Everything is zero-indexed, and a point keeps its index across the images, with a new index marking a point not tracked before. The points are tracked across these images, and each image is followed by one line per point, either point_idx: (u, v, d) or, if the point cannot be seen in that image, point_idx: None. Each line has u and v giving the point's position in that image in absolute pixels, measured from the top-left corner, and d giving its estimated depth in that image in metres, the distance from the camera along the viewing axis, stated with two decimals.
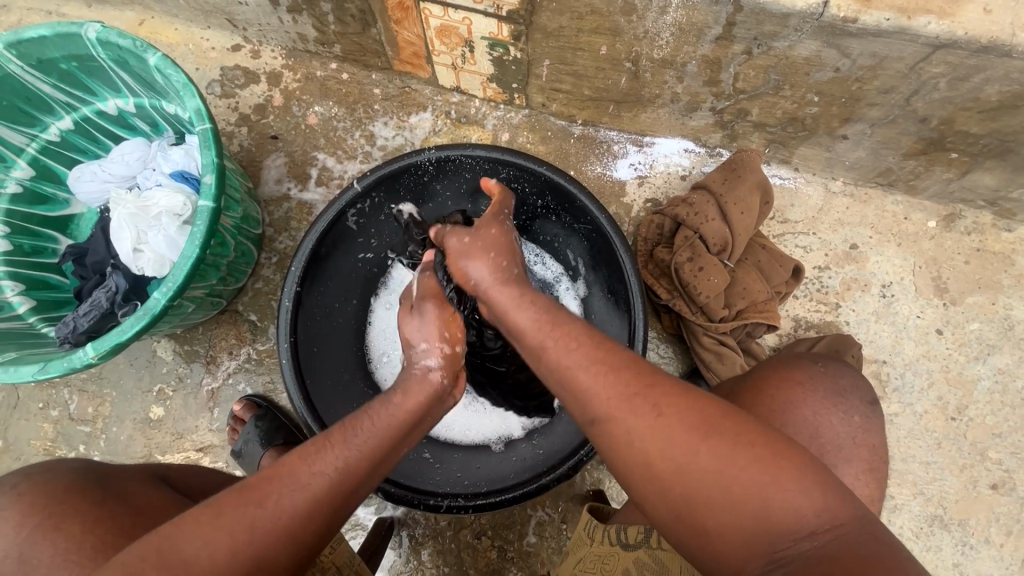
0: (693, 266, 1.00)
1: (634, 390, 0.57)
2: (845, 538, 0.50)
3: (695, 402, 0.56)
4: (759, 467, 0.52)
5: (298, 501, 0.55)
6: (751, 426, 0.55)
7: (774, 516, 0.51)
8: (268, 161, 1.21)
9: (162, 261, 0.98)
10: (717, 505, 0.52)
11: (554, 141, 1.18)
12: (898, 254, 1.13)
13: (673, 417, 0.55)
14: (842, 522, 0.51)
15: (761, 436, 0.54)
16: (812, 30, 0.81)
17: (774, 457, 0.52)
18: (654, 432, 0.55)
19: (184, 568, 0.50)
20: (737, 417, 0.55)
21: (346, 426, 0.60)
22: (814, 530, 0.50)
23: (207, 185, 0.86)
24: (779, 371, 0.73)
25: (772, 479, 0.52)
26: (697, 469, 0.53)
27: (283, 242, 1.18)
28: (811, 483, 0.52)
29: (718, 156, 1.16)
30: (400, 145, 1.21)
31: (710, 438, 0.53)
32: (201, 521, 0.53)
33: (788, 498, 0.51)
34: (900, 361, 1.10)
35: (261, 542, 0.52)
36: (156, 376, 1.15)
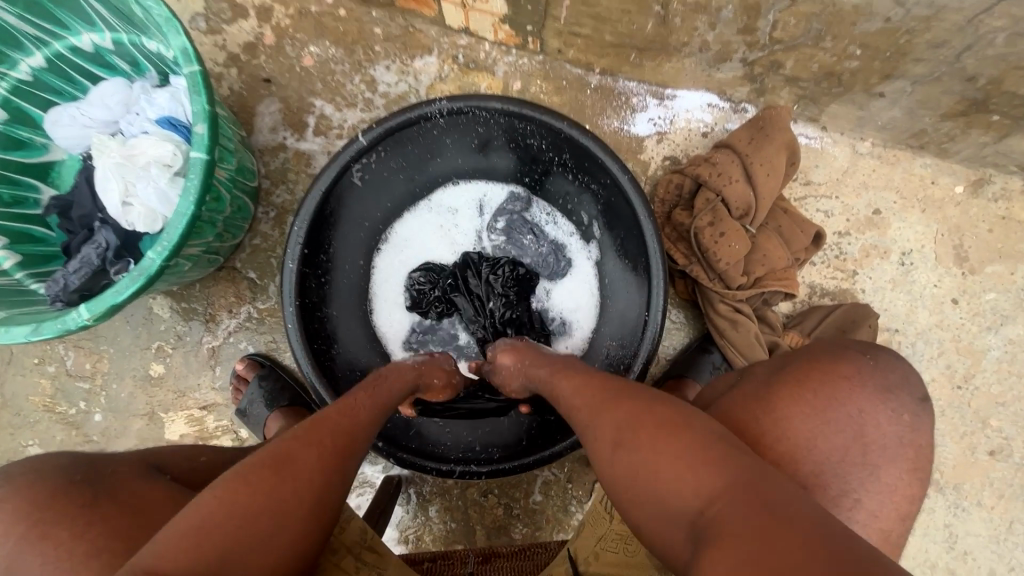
0: (713, 231, 0.94)
1: (580, 402, 0.69)
2: (732, 509, 0.49)
3: (615, 412, 0.64)
4: (658, 461, 0.56)
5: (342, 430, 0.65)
6: (667, 422, 0.59)
7: (678, 503, 0.53)
8: (261, 107, 1.13)
9: (153, 216, 0.92)
10: (637, 499, 0.57)
11: (568, 92, 1.11)
12: (921, 221, 1.10)
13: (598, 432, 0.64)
14: (728, 498, 0.50)
15: (663, 432, 0.58)
16: None
17: (668, 452, 0.55)
18: (591, 443, 0.65)
19: (282, 489, 0.55)
20: (650, 416, 0.60)
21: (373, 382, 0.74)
22: (710, 509, 0.51)
23: (198, 135, 0.79)
24: (823, 362, 0.64)
25: (669, 473, 0.55)
26: (616, 473, 0.60)
27: (281, 196, 1.12)
28: (701, 463, 0.53)
29: (742, 113, 1.10)
30: (403, 92, 1.13)
31: (621, 445, 0.60)
32: (281, 451, 0.58)
33: (684, 486, 0.53)
34: (913, 330, 1.09)
35: (340, 469, 0.61)
36: (154, 333, 1.12)
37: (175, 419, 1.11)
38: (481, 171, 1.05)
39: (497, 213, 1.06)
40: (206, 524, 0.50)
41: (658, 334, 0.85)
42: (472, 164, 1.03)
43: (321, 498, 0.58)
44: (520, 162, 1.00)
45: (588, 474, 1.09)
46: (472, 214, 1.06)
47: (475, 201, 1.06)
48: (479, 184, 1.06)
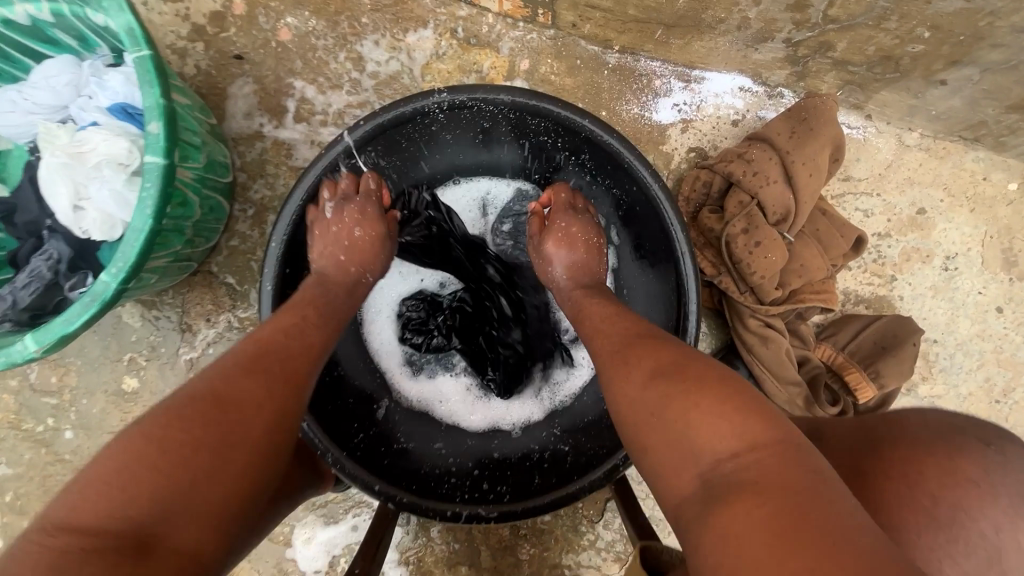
0: (747, 239, 0.84)
1: (613, 338, 0.65)
2: (767, 462, 0.46)
3: (645, 352, 0.60)
4: (689, 400, 0.52)
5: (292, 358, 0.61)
6: (706, 375, 0.54)
7: (700, 447, 0.50)
8: (233, 88, 0.99)
9: (110, 222, 0.81)
10: (654, 439, 0.53)
11: (583, 72, 0.98)
12: (969, 222, 1.00)
13: (626, 367, 0.60)
14: (762, 449, 0.47)
15: (698, 376, 0.54)
16: None
17: (702, 396, 0.52)
18: (615, 377, 0.61)
19: (215, 426, 0.51)
20: (690, 364, 0.56)
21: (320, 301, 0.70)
22: (736, 456, 0.48)
23: (153, 134, 0.67)
24: (948, 474, 0.47)
25: (697, 416, 0.51)
26: (639, 408, 0.56)
27: (259, 191, 1.00)
28: (737, 420, 0.49)
29: (778, 98, 0.97)
30: (395, 71, 0.99)
31: (651, 382, 0.56)
32: (213, 383, 0.53)
33: (716, 430, 0.49)
34: (952, 341, 1.01)
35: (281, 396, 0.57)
36: (125, 344, 1.01)
37: None
38: (485, 168, 0.93)
39: (502, 214, 0.94)
40: (132, 466, 0.46)
41: None
42: (475, 160, 0.90)
43: (269, 430, 0.54)
44: (528, 158, 0.89)
45: (600, 492, 1.03)
46: (475, 215, 0.95)
47: (478, 201, 0.95)
48: (482, 181, 0.94)
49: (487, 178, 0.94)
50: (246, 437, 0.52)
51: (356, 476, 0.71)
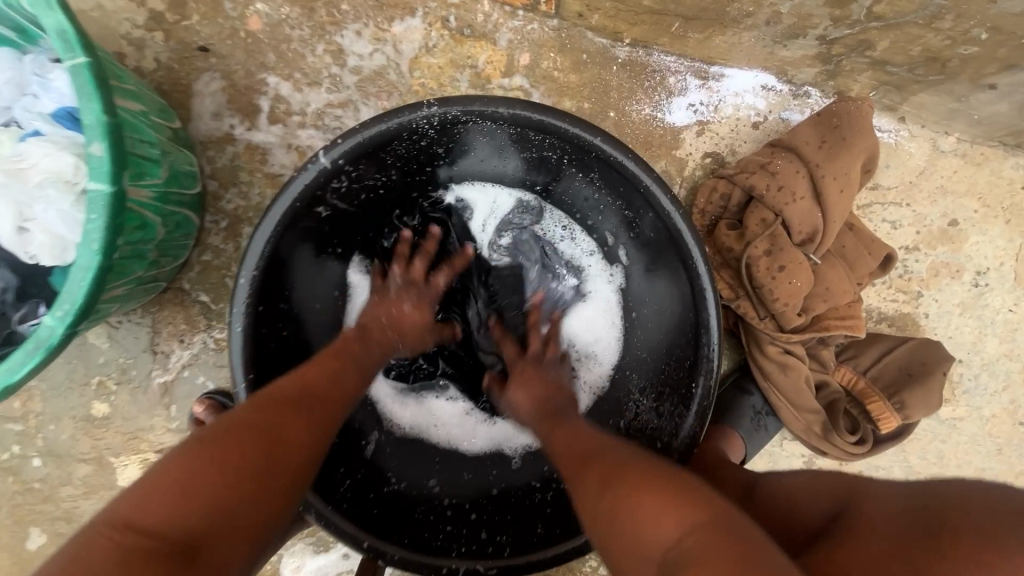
0: (770, 263, 0.77)
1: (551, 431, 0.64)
2: (707, 538, 0.43)
3: (585, 449, 0.59)
4: (628, 492, 0.50)
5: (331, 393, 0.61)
6: (639, 468, 0.53)
7: (649, 540, 0.47)
8: (198, 85, 0.89)
9: (60, 244, 0.71)
10: (608, 538, 0.50)
11: (590, 68, 0.88)
12: (1003, 235, 0.93)
13: (572, 465, 0.58)
14: (701, 530, 0.44)
15: (634, 468, 0.53)
16: None
17: (639, 487, 0.50)
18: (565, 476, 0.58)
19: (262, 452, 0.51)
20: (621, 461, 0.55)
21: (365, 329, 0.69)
22: (680, 540, 0.45)
23: (95, 157, 0.57)
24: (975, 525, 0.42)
25: (638, 507, 0.49)
26: (587, 508, 0.53)
27: (232, 201, 0.90)
28: (674, 510, 0.47)
29: (803, 97, 0.88)
30: (380, 66, 0.89)
31: (593, 477, 0.54)
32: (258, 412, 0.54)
33: (656, 521, 0.47)
34: (978, 361, 0.95)
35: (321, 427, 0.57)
36: (92, 367, 0.94)
37: (128, 463, 0.96)
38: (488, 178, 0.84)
39: (502, 226, 0.86)
40: (182, 485, 0.46)
41: (700, 411, 0.65)
42: (473, 170, 0.81)
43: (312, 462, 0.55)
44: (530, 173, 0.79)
45: None
46: (474, 228, 0.86)
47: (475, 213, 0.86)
48: (488, 188, 0.85)
49: (485, 188, 0.85)
50: (282, 472, 0.52)
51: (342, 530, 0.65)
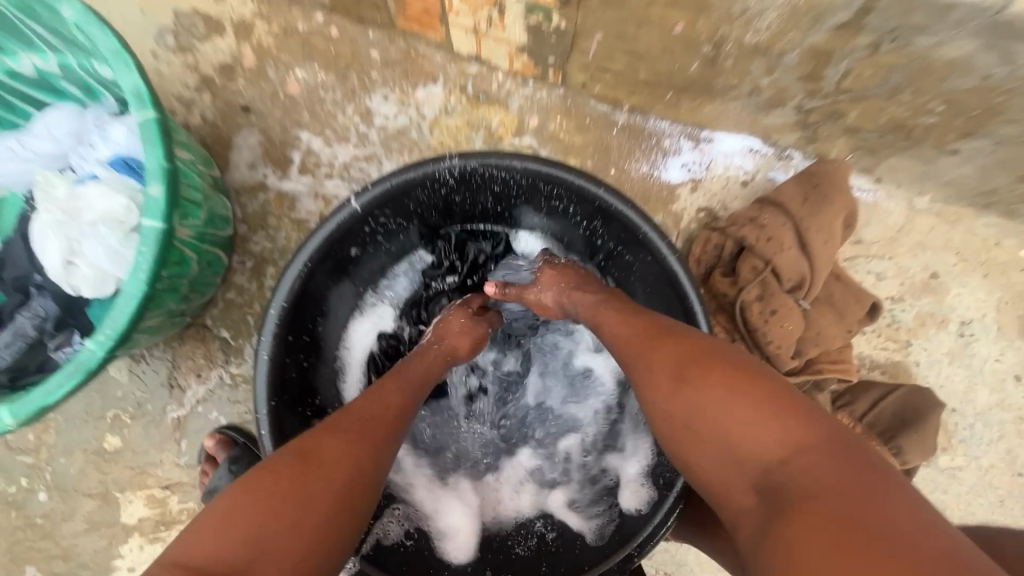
0: (763, 308, 0.83)
1: (630, 342, 0.63)
2: (813, 458, 0.46)
3: (671, 345, 0.59)
4: (729, 394, 0.52)
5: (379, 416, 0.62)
6: (733, 368, 0.54)
7: (747, 453, 0.50)
8: (238, 139, 0.98)
9: (103, 279, 0.77)
10: (699, 451, 0.54)
11: (592, 131, 0.97)
12: (983, 287, 0.98)
13: (651, 367, 0.59)
14: (806, 447, 0.47)
15: (722, 368, 0.54)
16: (976, 27, 0.59)
17: (732, 395, 0.52)
18: (643, 386, 0.60)
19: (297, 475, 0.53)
20: (714, 353, 0.56)
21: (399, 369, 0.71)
22: (782, 458, 0.48)
23: (153, 197, 0.65)
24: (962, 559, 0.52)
25: (734, 419, 0.51)
26: (675, 412, 0.56)
27: (260, 243, 0.97)
28: (776, 424, 0.49)
29: (788, 160, 0.96)
30: (403, 126, 0.98)
31: (682, 385, 0.55)
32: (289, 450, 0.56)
33: (753, 436, 0.50)
34: (971, 410, 0.97)
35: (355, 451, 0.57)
36: (110, 401, 0.96)
37: (133, 499, 0.96)
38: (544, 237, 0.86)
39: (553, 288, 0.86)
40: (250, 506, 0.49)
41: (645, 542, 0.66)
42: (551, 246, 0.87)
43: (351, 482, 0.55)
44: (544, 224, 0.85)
45: None
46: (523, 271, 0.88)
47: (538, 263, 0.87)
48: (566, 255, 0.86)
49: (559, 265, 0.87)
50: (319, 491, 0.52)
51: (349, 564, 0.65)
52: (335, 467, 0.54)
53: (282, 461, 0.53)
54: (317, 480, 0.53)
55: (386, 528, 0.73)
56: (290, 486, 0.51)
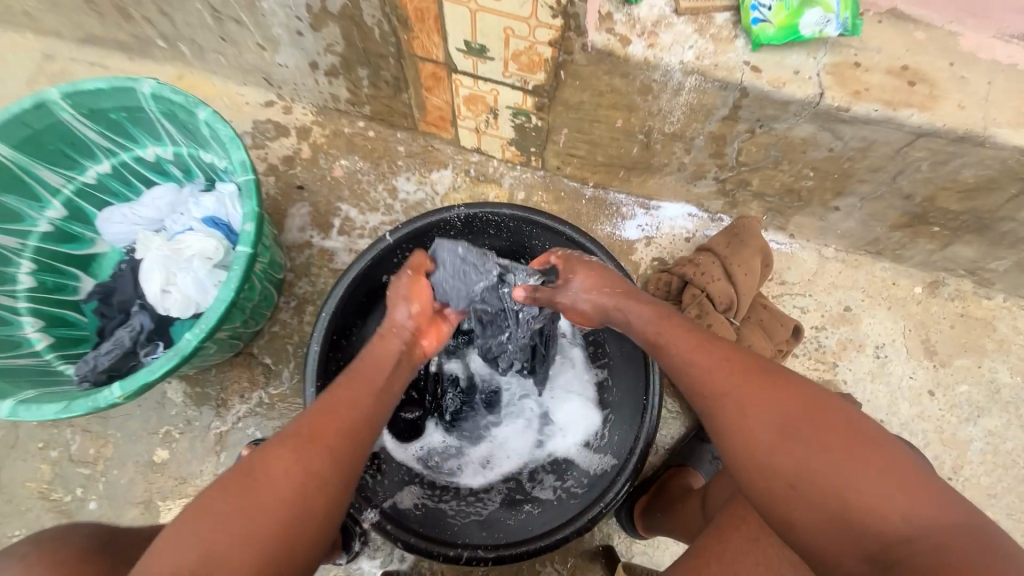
0: (701, 322, 1.05)
1: (722, 377, 0.66)
2: (944, 539, 0.51)
3: (782, 394, 0.62)
4: (850, 458, 0.56)
5: (332, 423, 0.67)
6: (847, 429, 0.58)
7: (867, 523, 0.54)
8: (292, 210, 1.27)
9: (188, 303, 1.01)
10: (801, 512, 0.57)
11: (566, 201, 1.26)
12: (889, 317, 1.20)
13: (752, 412, 0.62)
14: (935, 528, 0.52)
15: (841, 432, 0.57)
16: (809, 116, 0.89)
17: (859, 462, 0.55)
18: (733, 425, 0.63)
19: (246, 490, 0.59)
20: (824, 411, 0.59)
21: (353, 371, 0.74)
22: (909, 537, 0.52)
23: (246, 232, 0.91)
24: None
25: (859, 486, 0.54)
26: (780, 465, 0.58)
27: (303, 287, 1.21)
28: (907, 501, 0.53)
29: (719, 222, 1.24)
30: (420, 199, 1.28)
31: (791, 438, 0.59)
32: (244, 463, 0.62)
33: (878, 505, 0.54)
34: (897, 421, 1.14)
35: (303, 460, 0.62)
36: (164, 418, 1.13)
37: (172, 507, 1.10)
38: None
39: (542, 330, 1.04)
40: (210, 521, 0.57)
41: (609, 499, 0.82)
42: None
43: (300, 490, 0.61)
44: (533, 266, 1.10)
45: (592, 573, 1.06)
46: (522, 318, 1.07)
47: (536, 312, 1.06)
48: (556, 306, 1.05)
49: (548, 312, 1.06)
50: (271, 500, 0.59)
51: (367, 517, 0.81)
52: (282, 477, 0.61)
53: (228, 479, 0.61)
54: (267, 489, 0.60)
55: (401, 497, 0.91)
56: (237, 496, 0.59)
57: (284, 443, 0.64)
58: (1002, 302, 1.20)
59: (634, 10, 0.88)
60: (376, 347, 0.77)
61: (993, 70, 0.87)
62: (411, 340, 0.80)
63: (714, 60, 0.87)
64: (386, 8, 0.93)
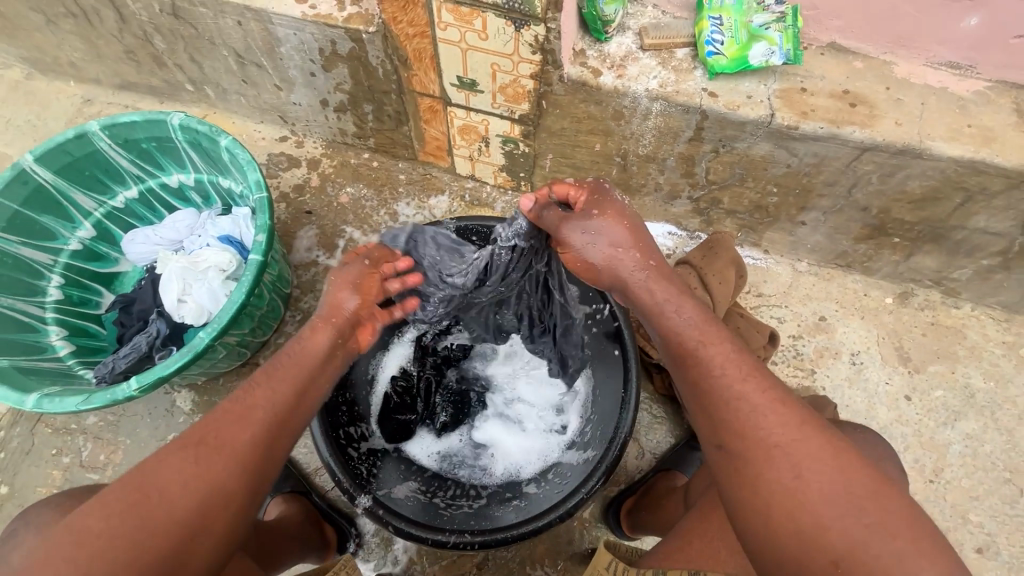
0: None
1: (778, 429, 0.64)
2: None
3: (838, 463, 0.62)
4: (901, 546, 0.57)
5: (237, 432, 0.66)
6: (899, 515, 0.59)
7: None
8: (300, 232, 1.37)
9: (202, 312, 1.09)
10: None
11: None
12: (863, 326, 1.26)
13: (808, 477, 0.61)
14: None
15: (896, 516, 0.58)
16: (764, 134, 1.00)
17: (915, 553, 0.56)
18: (780, 482, 0.62)
19: (140, 502, 0.61)
20: (881, 491, 0.60)
21: (270, 370, 0.72)
22: None
23: (258, 243, 1.00)
24: None
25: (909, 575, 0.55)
26: (825, 533, 0.59)
27: (308, 302, 1.30)
28: None
29: (697, 239, 1.33)
30: (419, 221, 1.39)
31: (843, 510, 0.59)
32: (144, 466, 0.63)
33: None
34: (876, 425, 1.18)
35: (206, 473, 0.64)
36: (172, 425, 1.19)
37: None
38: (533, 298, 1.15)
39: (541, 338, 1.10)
40: (106, 533, 0.59)
41: (587, 490, 0.87)
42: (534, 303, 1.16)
43: (201, 506, 0.63)
44: None
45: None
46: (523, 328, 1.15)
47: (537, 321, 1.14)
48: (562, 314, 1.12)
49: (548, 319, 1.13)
50: (168, 515, 0.61)
51: (362, 502, 0.86)
52: (179, 489, 0.62)
53: (113, 495, 0.61)
54: (156, 505, 0.61)
55: (394, 489, 0.97)
56: (133, 508, 0.61)
57: (182, 452, 0.64)
58: (970, 311, 1.26)
59: (604, 47, 1.02)
60: (305, 341, 0.75)
61: (925, 92, 0.97)
62: (347, 330, 0.78)
63: (676, 88, 0.99)
64: (389, 49, 1.06)
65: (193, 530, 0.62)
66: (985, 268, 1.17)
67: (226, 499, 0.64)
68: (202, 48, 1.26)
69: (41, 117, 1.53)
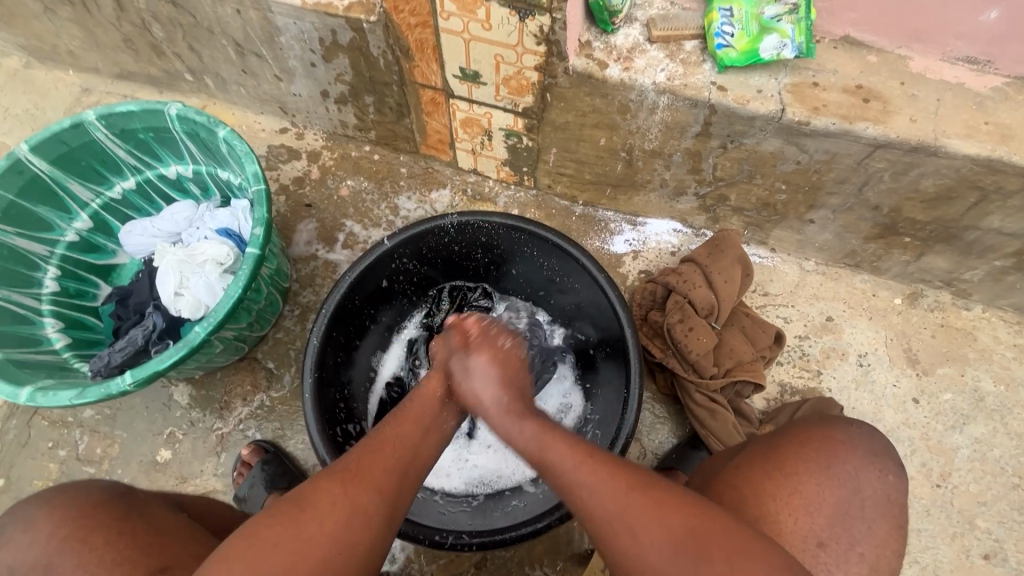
0: (683, 326, 1.10)
1: (606, 492, 0.64)
2: None
3: (665, 511, 0.62)
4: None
5: (380, 459, 0.68)
6: (737, 546, 0.60)
7: None
8: (300, 226, 1.35)
9: (198, 306, 1.08)
10: None
11: (557, 218, 1.34)
12: (870, 327, 1.24)
13: (641, 532, 0.61)
14: None
15: (736, 554, 0.59)
16: (774, 130, 0.97)
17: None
18: (623, 543, 0.62)
19: (296, 521, 0.62)
20: (716, 530, 0.61)
21: (403, 409, 0.77)
22: None
23: (255, 236, 0.98)
24: (825, 432, 0.80)
25: None
26: None
27: (307, 296, 1.28)
28: None
29: (702, 236, 1.31)
30: (420, 216, 1.37)
31: (685, 558, 0.59)
32: (297, 491, 0.65)
33: None
34: (883, 428, 1.16)
35: (354, 498, 0.64)
36: (169, 419, 1.18)
37: None
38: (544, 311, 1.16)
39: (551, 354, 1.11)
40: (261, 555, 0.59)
41: None
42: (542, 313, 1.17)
43: (350, 532, 0.62)
44: (527, 276, 1.14)
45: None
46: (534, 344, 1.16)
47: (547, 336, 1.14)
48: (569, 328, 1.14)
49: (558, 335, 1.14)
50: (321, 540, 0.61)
51: None
52: (330, 511, 0.63)
53: (271, 512, 0.63)
54: (308, 522, 0.62)
55: None
56: (286, 530, 0.61)
57: (334, 477, 0.66)
58: (981, 313, 1.24)
59: (611, 38, 0.99)
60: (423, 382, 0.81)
61: (941, 88, 0.95)
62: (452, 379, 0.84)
63: (684, 81, 0.97)
64: (390, 39, 1.04)
65: (337, 554, 0.61)
66: (998, 269, 1.14)
67: (371, 526, 0.64)
68: (201, 37, 1.24)
69: (40, 106, 1.51)
